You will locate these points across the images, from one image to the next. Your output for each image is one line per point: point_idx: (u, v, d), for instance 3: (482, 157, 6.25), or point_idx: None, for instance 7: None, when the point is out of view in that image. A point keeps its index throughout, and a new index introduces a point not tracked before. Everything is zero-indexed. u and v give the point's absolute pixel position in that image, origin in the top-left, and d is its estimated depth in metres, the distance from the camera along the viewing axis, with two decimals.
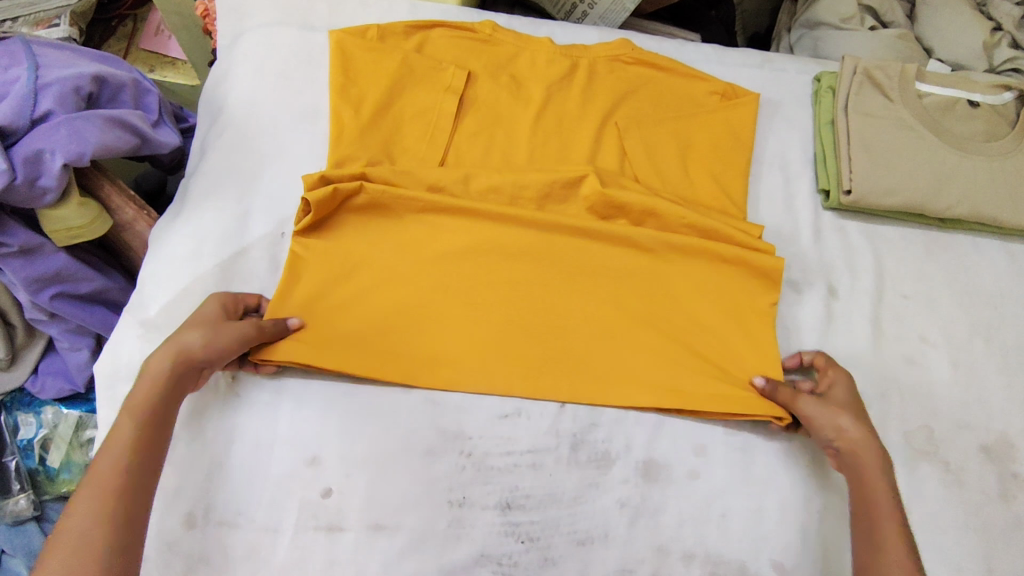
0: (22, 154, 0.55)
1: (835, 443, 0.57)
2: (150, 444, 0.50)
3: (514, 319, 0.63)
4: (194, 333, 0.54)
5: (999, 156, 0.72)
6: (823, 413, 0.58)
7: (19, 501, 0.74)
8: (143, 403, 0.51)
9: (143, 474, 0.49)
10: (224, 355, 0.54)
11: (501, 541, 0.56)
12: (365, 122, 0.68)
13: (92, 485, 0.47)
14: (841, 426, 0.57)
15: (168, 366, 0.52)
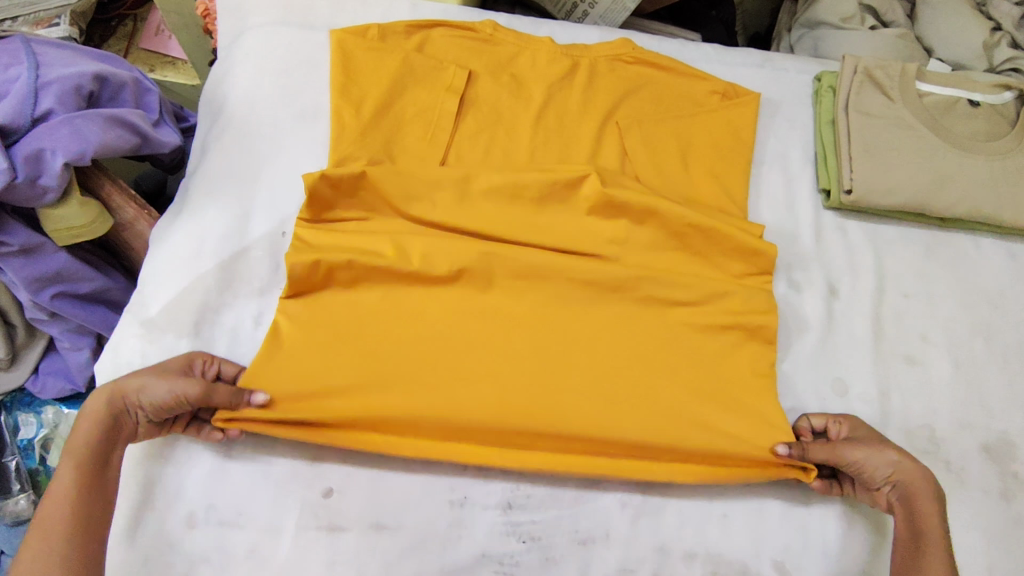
0: (23, 153, 0.55)
1: (893, 477, 0.55)
2: (93, 488, 0.49)
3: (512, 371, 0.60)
4: (138, 379, 0.53)
5: (999, 156, 0.72)
6: (869, 451, 0.56)
7: (19, 501, 0.73)
8: (84, 445, 0.50)
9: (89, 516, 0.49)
10: (160, 410, 0.52)
11: (502, 541, 0.56)
12: (366, 122, 0.68)
13: (38, 525, 0.47)
14: (891, 462, 0.55)
15: (103, 413, 0.51)
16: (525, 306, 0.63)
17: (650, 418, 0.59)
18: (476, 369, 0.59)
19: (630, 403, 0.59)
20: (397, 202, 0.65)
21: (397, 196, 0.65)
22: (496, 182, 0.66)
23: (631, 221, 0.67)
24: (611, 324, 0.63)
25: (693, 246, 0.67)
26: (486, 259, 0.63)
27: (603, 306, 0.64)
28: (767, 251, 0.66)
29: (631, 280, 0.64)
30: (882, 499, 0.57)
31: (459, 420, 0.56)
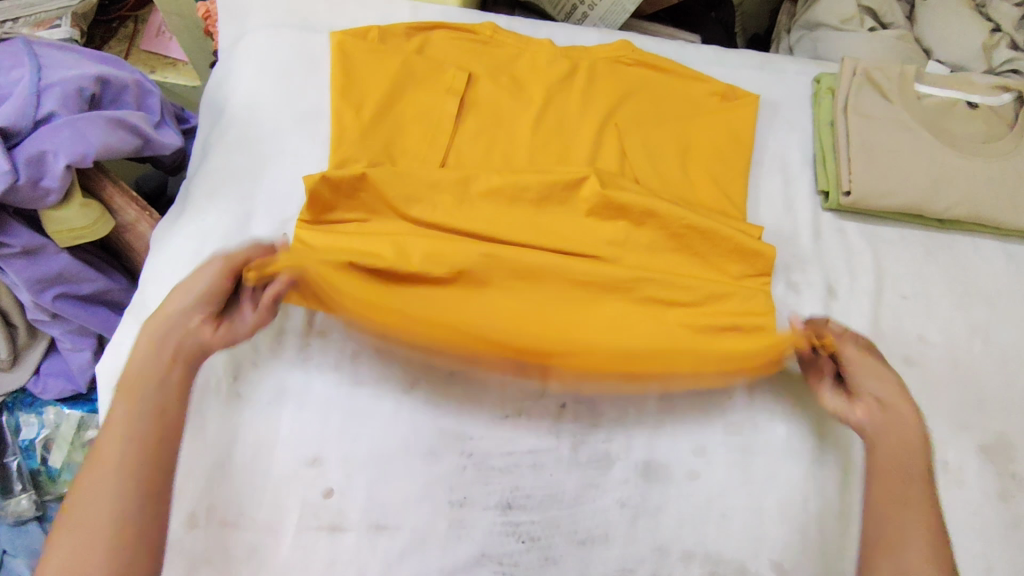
0: (25, 154, 0.55)
1: (881, 395, 0.58)
2: (146, 423, 0.50)
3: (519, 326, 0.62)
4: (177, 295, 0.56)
5: (999, 156, 0.72)
6: (875, 365, 0.59)
7: (21, 501, 0.76)
8: (139, 379, 0.51)
9: (141, 453, 0.48)
10: (203, 298, 0.55)
11: (502, 541, 0.57)
12: (367, 124, 0.68)
13: (94, 459, 0.48)
14: (881, 376, 0.58)
15: (154, 346, 0.53)
16: (524, 297, 0.63)
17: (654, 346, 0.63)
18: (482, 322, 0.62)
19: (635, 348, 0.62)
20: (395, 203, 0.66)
21: (396, 195, 0.65)
22: (495, 183, 0.67)
23: (631, 223, 0.68)
24: (613, 315, 0.63)
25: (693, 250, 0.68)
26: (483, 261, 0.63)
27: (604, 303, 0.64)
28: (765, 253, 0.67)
29: (633, 280, 0.64)
30: (857, 412, 0.59)
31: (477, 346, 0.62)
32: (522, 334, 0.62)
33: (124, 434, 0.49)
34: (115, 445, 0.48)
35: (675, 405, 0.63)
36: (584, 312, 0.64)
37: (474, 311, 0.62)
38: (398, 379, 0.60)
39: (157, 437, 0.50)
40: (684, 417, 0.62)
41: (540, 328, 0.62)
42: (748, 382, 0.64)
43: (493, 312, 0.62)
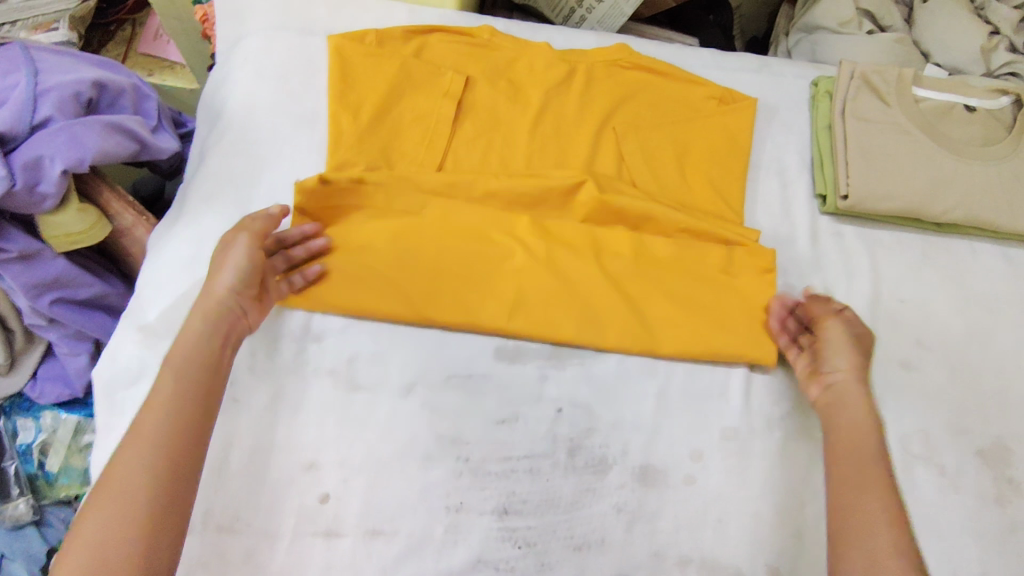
0: (22, 159, 0.55)
1: (836, 373, 0.61)
2: (188, 401, 0.51)
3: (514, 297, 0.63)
4: (216, 274, 0.58)
5: (996, 160, 0.72)
6: (842, 347, 0.62)
7: (19, 505, 0.75)
8: (184, 357, 0.53)
9: (179, 431, 0.50)
10: (246, 269, 0.58)
11: (498, 546, 0.56)
12: (363, 129, 0.68)
13: (133, 434, 0.49)
14: (842, 359, 0.61)
15: (203, 323, 0.55)
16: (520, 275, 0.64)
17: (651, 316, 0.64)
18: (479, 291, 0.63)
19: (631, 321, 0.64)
20: (395, 207, 0.66)
21: (395, 200, 0.66)
22: (492, 187, 0.67)
23: (629, 228, 0.68)
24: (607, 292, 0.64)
25: (691, 253, 0.67)
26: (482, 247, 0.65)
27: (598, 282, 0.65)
28: (764, 254, 0.67)
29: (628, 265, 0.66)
30: (813, 390, 0.62)
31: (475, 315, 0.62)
32: (524, 327, 0.62)
33: (166, 411, 0.50)
34: (156, 421, 0.50)
35: (673, 409, 0.62)
36: (585, 303, 0.64)
37: (475, 303, 0.63)
38: (393, 384, 0.60)
39: (196, 416, 0.52)
40: (682, 422, 0.62)
41: (541, 318, 0.63)
42: (745, 387, 0.64)
43: (494, 302, 0.63)
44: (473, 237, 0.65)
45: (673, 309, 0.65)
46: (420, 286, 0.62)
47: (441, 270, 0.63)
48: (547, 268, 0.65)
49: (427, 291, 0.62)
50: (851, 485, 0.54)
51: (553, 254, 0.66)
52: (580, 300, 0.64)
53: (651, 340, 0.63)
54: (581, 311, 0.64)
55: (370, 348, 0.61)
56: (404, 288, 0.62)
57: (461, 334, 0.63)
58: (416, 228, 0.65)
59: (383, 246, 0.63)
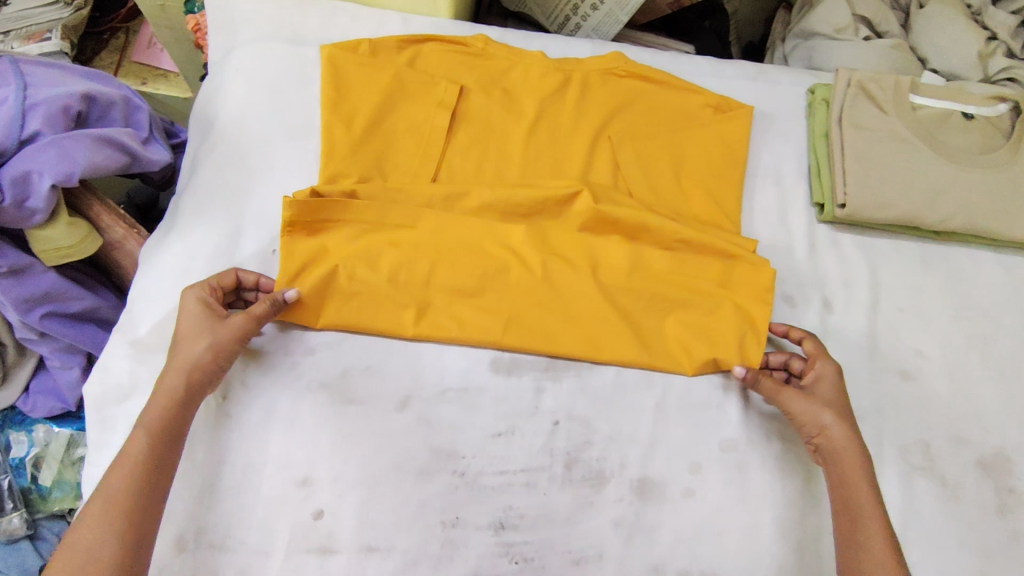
0: (10, 174, 0.55)
1: (815, 440, 0.58)
2: (160, 463, 0.50)
3: (509, 312, 0.63)
4: (194, 341, 0.55)
5: (994, 168, 0.72)
6: (808, 408, 0.58)
7: (13, 519, 0.73)
8: (158, 415, 0.52)
9: (148, 496, 0.49)
10: (229, 351, 0.56)
11: (495, 562, 0.56)
12: (357, 140, 0.68)
13: (100, 496, 0.48)
14: (823, 424, 0.58)
15: (182, 384, 0.53)
16: (515, 291, 0.64)
17: (645, 332, 0.64)
18: (471, 307, 0.63)
19: (626, 337, 0.63)
20: (387, 219, 0.64)
21: (388, 214, 0.64)
22: (488, 198, 0.66)
23: (625, 237, 0.68)
24: (605, 307, 0.63)
25: (688, 264, 0.66)
26: (477, 260, 0.64)
27: (598, 300, 0.64)
28: (766, 272, 0.65)
29: (626, 276, 0.66)
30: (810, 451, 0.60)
31: (468, 334, 0.62)
32: (517, 341, 0.62)
33: (137, 473, 0.49)
34: (125, 482, 0.48)
35: (671, 421, 0.62)
36: (581, 316, 0.63)
37: (468, 317, 0.62)
38: (388, 398, 0.59)
39: (166, 479, 0.51)
40: (680, 435, 0.61)
41: (536, 332, 0.62)
42: (743, 398, 0.64)
43: (488, 316, 0.62)
44: (467, 250, 0.64)
45: (668, 320, 0.65)
46: (413, 302, 0.62)
47: (435, 283, 0.63)
48: (541, 280, 0.64)
49: (421, 305, 0.62)
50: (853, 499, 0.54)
51: (547, 266, 0.65)
52: (575, 313, 0.63)
53: (645, 353, 0.63)
54: (576, 323, 0.63)
55: (365, 361, 0.61)
56: (396, 305, 0.62)
57: (457, 347, 0.63)
58: (408, 241, 0.64)
59: (377, 259, 0.63)
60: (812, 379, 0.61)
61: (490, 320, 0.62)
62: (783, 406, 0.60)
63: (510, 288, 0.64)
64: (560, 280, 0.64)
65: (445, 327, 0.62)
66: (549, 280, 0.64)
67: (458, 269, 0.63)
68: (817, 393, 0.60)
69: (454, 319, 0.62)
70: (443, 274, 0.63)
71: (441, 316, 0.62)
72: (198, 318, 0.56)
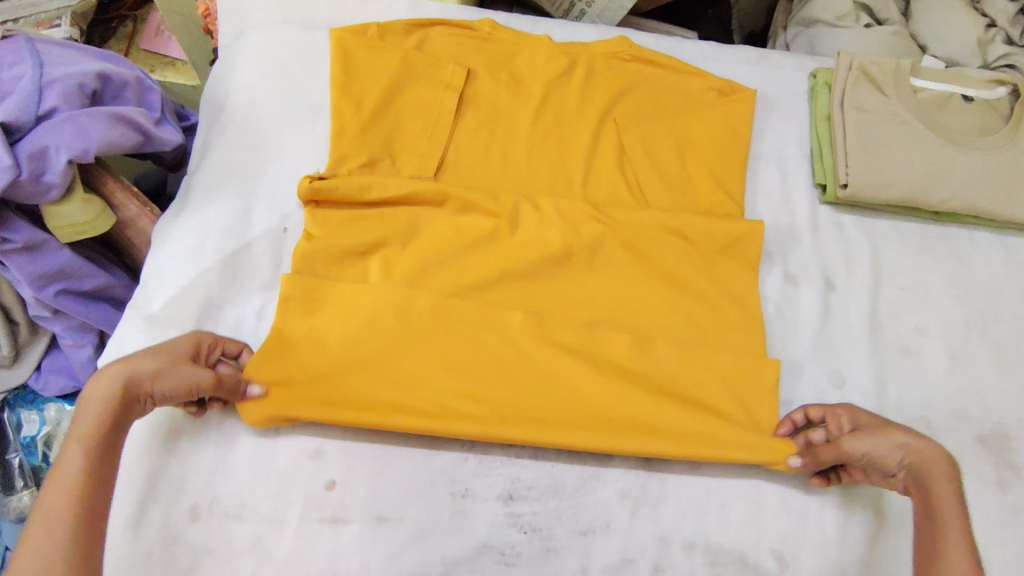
0: (27, 150, 0.56)
1: (905, 462, 0.54)
2: (99, 483, 0.47)
3: (500, 402, 0.58)
4: (148, 359, 0.52)
5: (993, 150, 0.73)
6: (874, 439, 0.56)
7: (23, 497, 0.75)
8: (93, 431, 0.48)
9: (94, 514, 0.45)
10: (172, 396, 0.52)
11: (505, 532, 0.57)
12: (355, 206, 0.65)
13: (38, 520, 0.44)
14: (900, 443, 0.55)
15: (117, 395, 0.50)
16: (508, 373, 0.59)
17: (651, 418, 0.59)
18: (461, 394, 0.58)
19: (626, 425, 0.59)
20: (382, 297, 0.60)
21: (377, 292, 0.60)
22: (490, 274, 0.64)
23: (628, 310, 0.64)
24: (604, 390, 0.60)
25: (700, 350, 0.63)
26: (468, 338, 0.60)
27: (598, 382, 0.60)
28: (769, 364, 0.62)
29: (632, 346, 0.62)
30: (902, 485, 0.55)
31: (455, 429, 0.57)
32: (511, 433, 0.57)
33: (76, 488, 0.45)
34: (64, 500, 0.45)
35: None
36: (584, 406, 0.59)
37: (459, 407, 0.58)
38: None
39: (109, 487, 0.48)
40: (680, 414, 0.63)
41: (539, 422, 0.58)
42: None
43: (486, 403, 0.58)
44: (460, 327, 0.60)
45: (677, 405, 0.60)
46: (398, 391, 0.58)
47: (426, 366, 0.59)
48: (538, 363, 0.60)
49: (415, 390, 0.58)
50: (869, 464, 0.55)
51: (545, 347, 0.60)
52: (579, 391, 0.60)
53: (653, 443, 0.58)
54: (578, 406, 0.59)
55: None
56: (382, 392, 0.57)
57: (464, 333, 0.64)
58: (397, 320, 0.59)
59: (365, 338, 0.58)
60: (853, 423, 0.59)
61: (479, 409, 0.58)
62: (856, 460, 0.56)
63: (502, 370, 0.59)
64: (557, 362, 0.60)
65: (431, 416, 0.57)
66: (543, 364, 0.60)
67: (448, 350, 0.59)
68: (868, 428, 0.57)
69: (442, 409, 0.58)
70: (431, 354, 0.59)
71: (428, 404, 0.58)
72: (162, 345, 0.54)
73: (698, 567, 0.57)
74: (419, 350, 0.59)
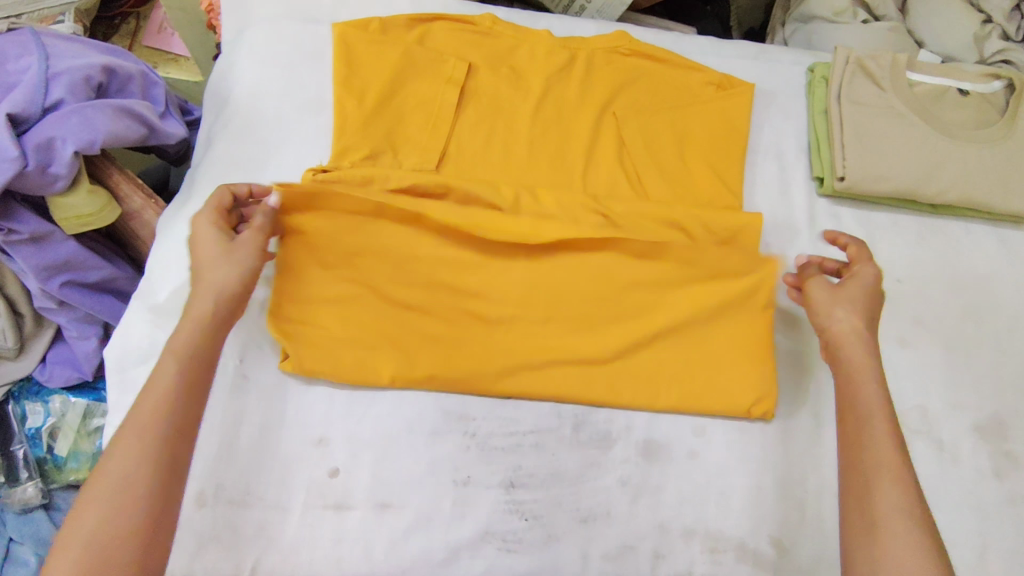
0: (34, 141, 0.56)
1: (823, 331, 0.59)
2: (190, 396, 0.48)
3: (512, 348, 0.61)
4: (215, 266, 0.54)
5: (988, 142, 0.74)
6: (822, 300, 0.60)
7: (28, 489, 0.76)
8: (188, 347, 0.50)
9: (185, 423, 0.47)
10: (252, 270, 0.56)
11: (505, 519, 0.57)
12: None
13: (133, 423, 0.46)
14: (833, 316, 0.58)
15: (210, 308, 0.53)
16: (518, 324, 0.62)
17: (654, 364, 0.62)
18: (474, 345, 0.61)
19: (632, 368, 0.62)
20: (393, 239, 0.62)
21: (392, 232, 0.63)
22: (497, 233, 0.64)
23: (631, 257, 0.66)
24: (610, 338, 0.62)
25: (696, 334, 0.63)
26: (476, 297, 0.62)
27: (601, 334, 0.62)
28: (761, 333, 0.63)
29: (638, 299, 0.64)
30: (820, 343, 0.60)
31: (468, 376, 0.60)
32: (514, 380, 0.60)
33: (172, 398, 0.48)
34: (158, 411, 0.47)
35: None
36: (589, 353, 0.62)
37: (472, 352, 0.60)
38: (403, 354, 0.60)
39: (201, 402, 0.49)
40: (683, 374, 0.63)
41: (547, 370, 0.61)
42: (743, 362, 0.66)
43: (495, 349, 0.61)
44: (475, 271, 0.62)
45: (673, 359, 0.63)
46: (417, 335, 0.60)
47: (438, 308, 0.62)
48: (548, 309, 0.62)
49: (422, 338, 0.60)
50: None
51: (550, 296, 0.63)
52: (578, 341, 0.62)
53: (658, 392, 0.62)
54: (577, 356, 0.62)
55: None
56: (399, 334, 0.60)
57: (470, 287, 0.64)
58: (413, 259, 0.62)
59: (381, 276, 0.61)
60: (849, 280, 0.61)
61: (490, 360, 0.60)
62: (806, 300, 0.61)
63: (512, 318, 0.62)
64: (562, 310, 0.62)
65: (450, 358, 0.60)
66: (552, 314, 0.62)
67: (461, 296, 0.62)
68: (843, 291, 0.60)
69: (455, 355, 0.60)
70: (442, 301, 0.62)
71: (441, 351, 0.60)
72: (209, 239, 0.56)
73: (697, 554, 0.58)
74: (432, 294, 0.62)
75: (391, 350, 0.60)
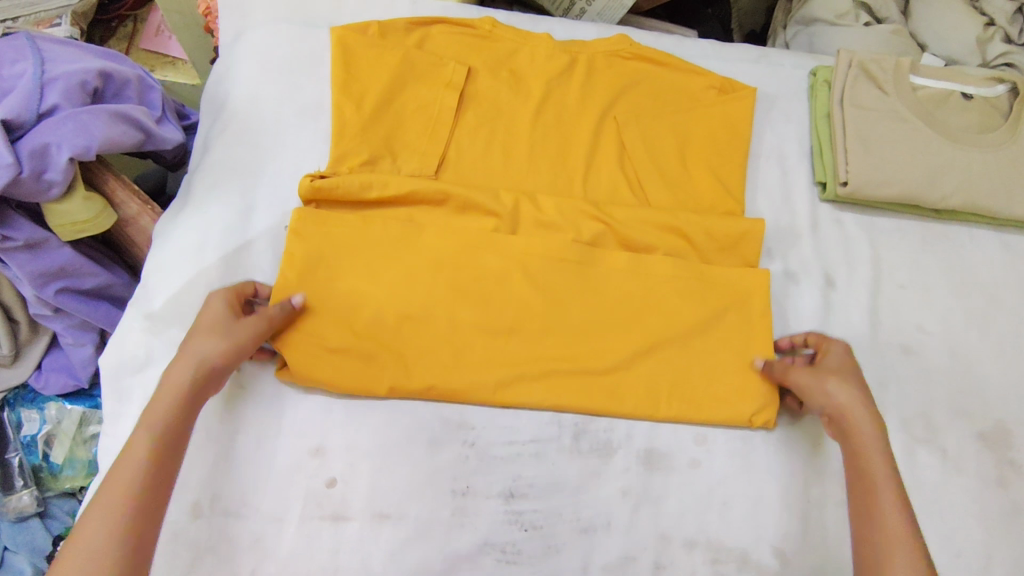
0: (27, 147, 0.56)
1: (825, 409, 0.57)
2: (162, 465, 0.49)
3: (509, 358, 0.60)
4: (209, 336, 0.54)
5: (991, 147, 0.73)
6: (812, 381, 0.58)
7: (23, 497, 0.74)
8: (162, 416, 0.50)
9: (155, 491, 0.47)
10: (243, 348, 0.55)
11: (505, 530, 0.56)
12: (354, 203, 0.65)
13: (106, 490, 0.46)
14: (828, 394, 0.57)
15: (190, 376, 0.52)
16: (517, 333, 0.61)
17: (653, 372, 0.61)
18: (472, 354, 0.60)
19: (631, 378, 0.61)
20: (392, 247, 0.62)
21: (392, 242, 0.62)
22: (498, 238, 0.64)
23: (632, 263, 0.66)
24: (609, 346, 0.62)
25: (697, 341, 0.63)
26: (474, 305, 0.61)
27: (601, 343, 0.62)
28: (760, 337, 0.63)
29: (638, 307, 0.63)
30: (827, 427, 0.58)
31: (464, 386, 0.59)
32: (512, 389, 0.60)
33: (144, 464, 0.48)
34: (130, 478, 0.47)
35: None
36: (588, 363, 0.61)
37: (470, 362, 0.60)
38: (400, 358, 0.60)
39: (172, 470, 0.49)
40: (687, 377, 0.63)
41: (545, 379, 0.60)
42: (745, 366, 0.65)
43: (493, 358, 0.60)
44: (474, 279, 0.62)
45: (674, 367, 0.62)
46: (413, 345, 0.59)
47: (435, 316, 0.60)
48: (547, 317, 0.62)
49: (420, 347, 0.59)
50: (878, 461, 0.53)
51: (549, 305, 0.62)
52: (576, 350, 0.61)
53: (658, 402, 0.61)
54: (576, 365, 0.61)
55: None
56: (395, 343, 0.59)
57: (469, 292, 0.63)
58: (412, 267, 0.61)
59: (379, 283, 0.60)
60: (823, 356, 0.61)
61: (488, 368, 0.60)
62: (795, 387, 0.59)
63: (510, 326, 0.61)
64: (561, 319, 0.62)
65: (447, 367, 0.59)
66: (551, 322, 0.61)
67: (460, 304, 0.61)
68: (824, 367, 0.59)
69: (452, 364, 0.59)
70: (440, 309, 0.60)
71: (438, 360, 0.59)
72: (210, 311, 0.56)
73: (699, 564, 0.58)
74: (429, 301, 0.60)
75: (386, 359, 0.59)
